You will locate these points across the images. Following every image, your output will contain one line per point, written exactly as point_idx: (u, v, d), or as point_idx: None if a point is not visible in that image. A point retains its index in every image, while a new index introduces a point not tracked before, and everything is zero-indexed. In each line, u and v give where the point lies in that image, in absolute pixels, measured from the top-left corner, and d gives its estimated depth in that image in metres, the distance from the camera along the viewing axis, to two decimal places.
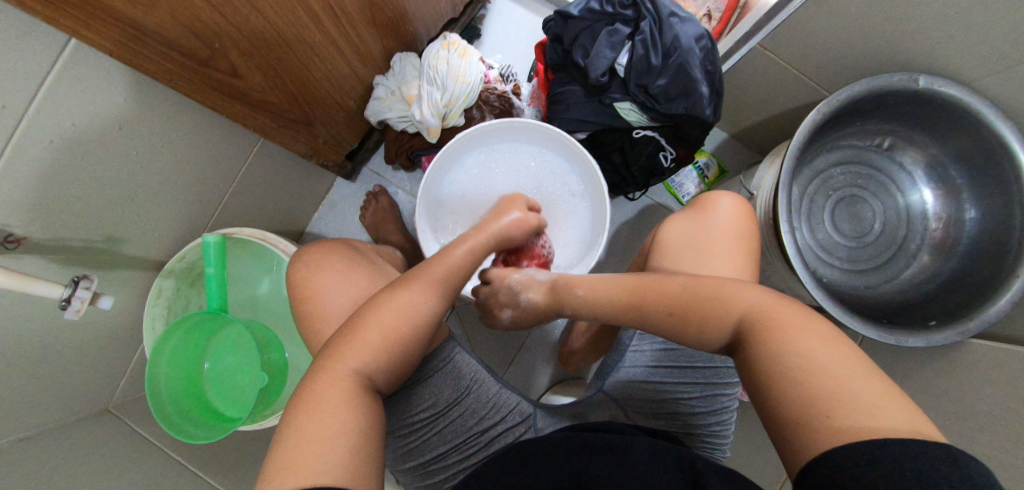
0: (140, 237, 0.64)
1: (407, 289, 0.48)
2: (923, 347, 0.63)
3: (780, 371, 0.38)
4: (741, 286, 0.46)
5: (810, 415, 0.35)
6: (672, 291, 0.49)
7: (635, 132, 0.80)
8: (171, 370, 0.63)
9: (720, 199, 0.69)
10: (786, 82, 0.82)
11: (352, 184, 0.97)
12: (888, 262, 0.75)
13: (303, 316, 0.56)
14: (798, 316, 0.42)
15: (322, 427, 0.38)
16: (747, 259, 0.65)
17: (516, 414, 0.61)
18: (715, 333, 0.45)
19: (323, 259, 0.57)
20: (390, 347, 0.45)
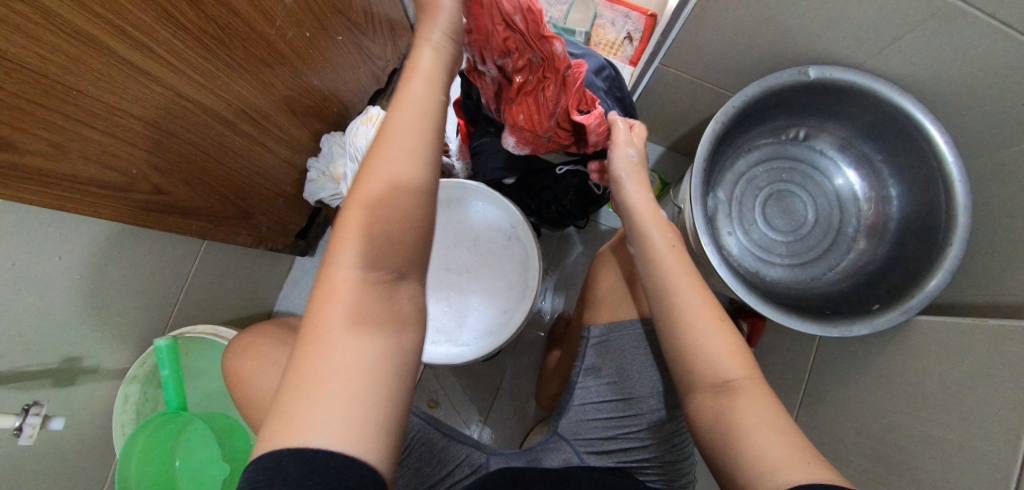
0: (99, 350, 0.69)
1: (388, 152, 0.41)
2: (868, 333, 0.61)
3: (731, 425, 0.45)
4: (736, 351, 0.48)
5: (751, 463, 0.42)
6: (703, 314, 0.49)
7: (558, 170, 0.80)
8: (140, 477, 0.66)
9: None
10: (698, 94, 0.84)
11: (312, 258, 1.03)
12: (828, 250, 0.75)
13: (245, 402, 0.60)
14: (761, 394, 0.46)
15: (332, 364, 0.37)
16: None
17: (466, 468, 0.62)
18: (689, 376, 0.49)
19: (259, 346, 0.61)
20: (382, 236, 0.40)
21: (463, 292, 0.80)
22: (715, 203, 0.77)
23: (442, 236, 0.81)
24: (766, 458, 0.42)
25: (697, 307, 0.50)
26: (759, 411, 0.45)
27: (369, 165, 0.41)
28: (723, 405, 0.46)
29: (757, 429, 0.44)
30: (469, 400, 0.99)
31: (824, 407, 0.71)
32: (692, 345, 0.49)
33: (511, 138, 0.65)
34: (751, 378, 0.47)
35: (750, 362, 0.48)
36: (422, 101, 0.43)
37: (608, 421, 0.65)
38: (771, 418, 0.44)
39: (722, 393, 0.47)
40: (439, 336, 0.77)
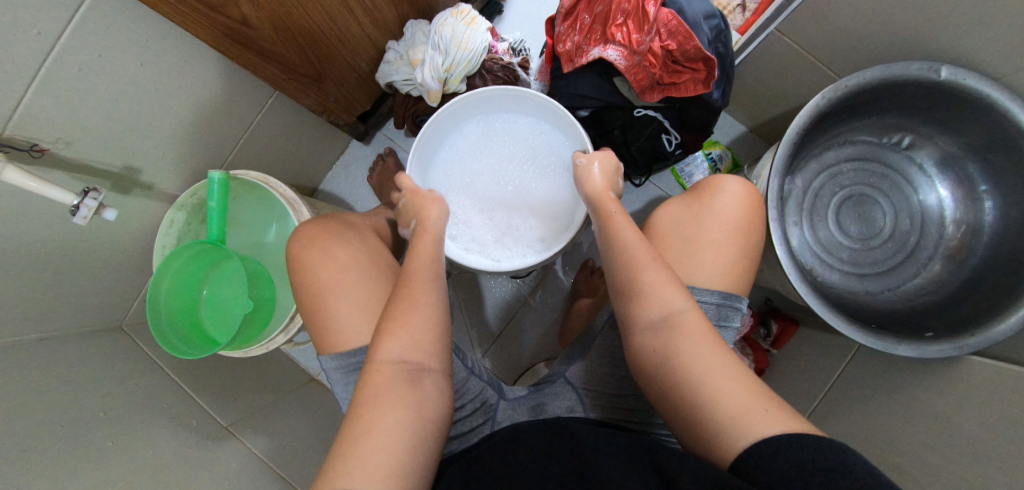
0: (156, 172, 0.71)
1: (426, 277, 0.57)
2: (916, 356, 0.58)
3: (694, 377, 0.47)
4: (679, 289, 0.52)
5: (722, 418, 0.44)
6: (641, 253, 0.55)
7: (636, 111, 0.77)
8: (171, 295, 0.70)
9: (723, 186, 0.63)
10: (805, 73, 0.78)
11: (366, 147, 1.03)
12: (893, 269, 0.70)
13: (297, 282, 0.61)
14: (704, 331, 0.50)
15: (386, 428, 0.46)
16: (743, 263, 0.59)
17: (478, 410, 0.63)
18: (632, 314, 0.54)
19: (326, 245, 0.62)
20: (418, 336, 0.52)
21: (509, 210, 0.79)
22: (790, 187, 0.72)
23: (502, 151, 0.81)
24: (720, 406, 0.44)
25: (635, 252, 0.55)
26: (702, 345, 0.49)
27: (410, 298, 0.55)
28: (670, 341, 0.50)
29: (718, 379, 0.46)
30: (479, 325, 1.01)
31: (835, 426, 0.69)
32: (637, 294, 0.54)
33: (610, 49, 0.70)
34: (689, 310, 0.51)
35: (687, 294, 0.52)
36: (431, 244, 0.62)
37: (622, 379, 0.64)
38: (711, 351, 0.48)
39: (668, 331, 0.50)
40: (473, 246, 0.77)
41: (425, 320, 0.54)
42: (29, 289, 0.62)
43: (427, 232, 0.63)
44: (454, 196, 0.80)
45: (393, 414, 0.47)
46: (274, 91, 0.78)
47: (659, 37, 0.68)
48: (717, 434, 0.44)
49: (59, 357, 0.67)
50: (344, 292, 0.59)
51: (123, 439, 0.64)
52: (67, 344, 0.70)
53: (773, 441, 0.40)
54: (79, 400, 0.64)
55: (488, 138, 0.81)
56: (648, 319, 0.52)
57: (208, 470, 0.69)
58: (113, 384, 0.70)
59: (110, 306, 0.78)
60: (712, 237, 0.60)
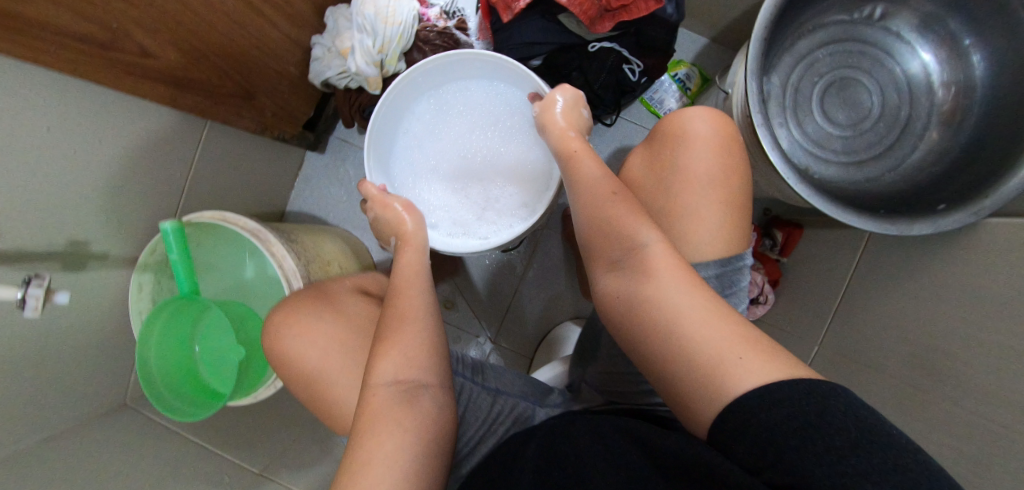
0: (106, 238, 0.66)
1: (414, 292, 0.59)
2: (933, 231, 0.55)
3: (669, 318, 0.43)
4: (648, 223, 0.48)
5: (702, 368, 0.39)
6: (604, 193, 0.51)
7: (591, 46, 0.73)
8: (162, 362, 0.66)
9: (691, 122, 0.54)
10: None
11: (322, 156, 0.97)
12: (890, 147, 0.67)
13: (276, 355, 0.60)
14: (676, 267, 0.45)
15: (384, 453, 0.45)
16: (730, 216, 0.52)
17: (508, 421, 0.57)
18: (602, 258, 0.50)
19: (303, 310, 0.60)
20: (417, 353, 0.53)
21: (483, 183, 0.75)
22: (768, 89, 0.68)
23: (460, 124, 0.76)
24: (693, 356, 0.40)
25: (596, 191, 0.52)
26: (673, 287, 0.44)
27: (402, 320, 0.55)
28: (639, 282, 0.46)
29: (696, 321, 0.41)
30: (487, 307, 0.98)
31: (864, 320, 0.67)
32: (601, 235, 0.50)
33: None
34: (658, 245, 0.46)
35: (653, 227, 0.48)
36: (414, 258, 0.64)
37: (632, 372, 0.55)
38: (684, 294, 0.43)
39: (635, 272, 0.46)
40: (457, 229, 0.74)
41: (417, 336, 0.54)
42: (11, 392, 0.58)
43: (408, 245, 0.64)
44: (423, 184, 0.76)
45: (386, 440, 0.46)
46: (206, 121, 0.72)
47: None
48: (690, 392, 0.40)
49: (67, 452, 0.63)
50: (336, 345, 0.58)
51: None
52: (70, 436, 0.66)
53: (754, 397, 0.36)
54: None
55: (443, 113, 0.77)
56: (616, 260, 0.48)
57: None
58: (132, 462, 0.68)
59: (105, 387, 0.74)
60: (684, 202, 0.52)
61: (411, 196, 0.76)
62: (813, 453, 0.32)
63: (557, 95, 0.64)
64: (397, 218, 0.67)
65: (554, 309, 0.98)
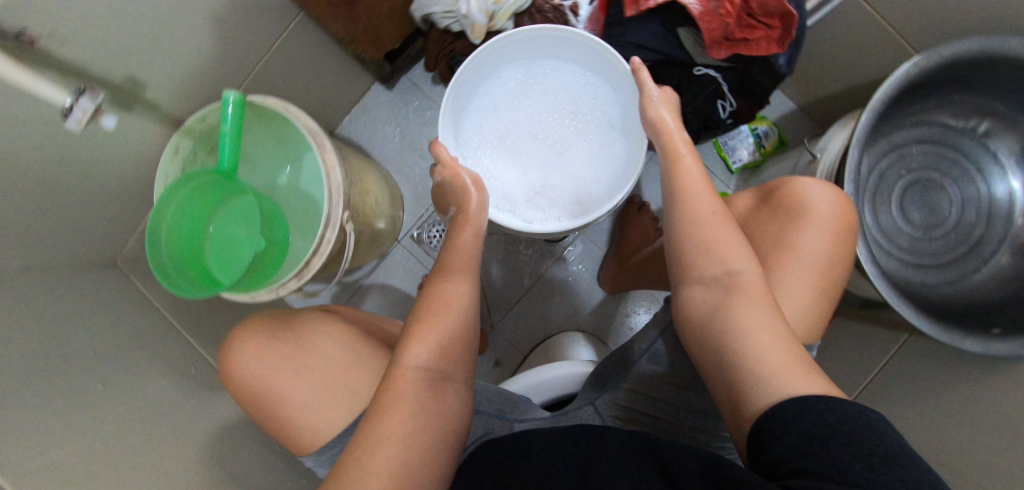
0: (161, 91, 0.63)
1: (453, 283, 0.61)
2: (984, 352, 0.54)
3: (744, 332, 0.45)
4: (742, 248, 0.50)
5: (763, 381, 0.42)
6: (702, 209, 0.53)
7: (696, 70, 0.71)
8: (172, 229, 0.64)
9: (809, 191, 0.53)
10: (877, 44, 0.72)
11: (387, 92, 0.95)
12: (955, 260, 0.66)
13: (241, 384, 0.64)
14: (762, 293, 0.47)
15: (394, 431, 0.49)
16: (819, 305, 0.51)
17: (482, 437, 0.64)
18: (688, 271, 0.53)
19: (289, 342, 0.66)
20: (445, 344, 0.57)
21: (546, 168, 0.73)
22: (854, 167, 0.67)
23: (541, 104, 0.75)
24: (755, 369, 0.43)
25: (696, 205, 0.54)
26: (758, 314, 0.46)
27: (438, 310, 0.59)
28: (724, 297, 0.48)
29: (767, 339, 0.44)
30: (497, 293, 0.96)
31: None
32: (692, 251, 0.52)
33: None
34: (748, 272, 0.49)
35: (749, 255, 0.50)
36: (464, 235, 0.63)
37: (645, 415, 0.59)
38: (766, 320, 0.45)
39: (725, 291, 0.49)
40: (504, 204, 0.72)
41: (450, 329, 0.58)
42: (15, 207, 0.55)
43: (468, 224, 0.63)
44: (484, 147, 0.74)
45: (402, 422, 0.50)
46: (298, 12, 0.71)
47: None
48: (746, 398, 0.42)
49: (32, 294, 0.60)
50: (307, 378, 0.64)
51: (109, 383, 0.62)
52: (52, 276, 0.66)
53: (806, 398, 0.38)
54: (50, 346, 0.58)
55: (527, 87, 0.75)
56: (705, 272, 0.51)
57: (196, 422, 0.69)
58: (100, 326, 0.67)
59: (101, 240, 0.73)
60: (779, 277, 0.51)
61: (467, 156, 0.73)
62: (846, 450, 0.33)
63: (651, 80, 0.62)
64: (463, 191, 0.64)
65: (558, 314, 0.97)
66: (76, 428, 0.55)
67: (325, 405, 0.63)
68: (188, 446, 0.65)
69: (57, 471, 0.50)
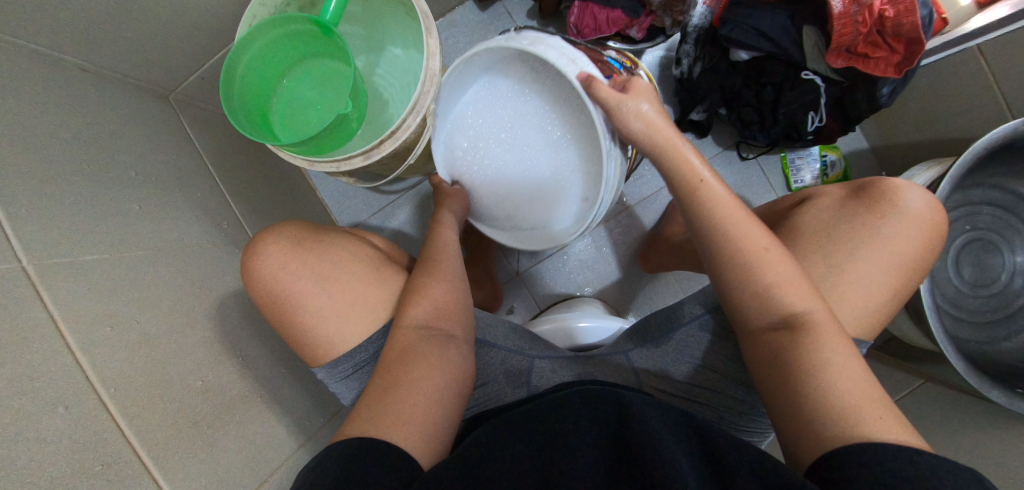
0: None
1: (447, 259, 0.63)
2: (1007, 403, 0.57)
3: (822, 371, 0.44)
4: (808, 287, 0.49)
5: (837, 422, 0.42)
6: (761, 245, 0.50)
7: (804, 74, 0.71)
8: (248, 69, 0.60)
9: (909, 195, 0.54)
10: (976, 100, 0.74)
11: (479, 12, 0.92)
12: (996, 322, 0.71)
13: (255, 284, 0.58)
14: (834, 333, 0.46)
15: (412, 386, 0.49)
16: (888, 307, 0.53)
17: (505, 380, 0.63)
18: (745, 309, 0.51)
19: (315, 246, 0.61)
20: (439, 306, 0.58)
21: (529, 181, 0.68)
22: None
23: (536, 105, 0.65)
24: (825, 405, 0.43)
25: (748, 244, 0.50)
26: (838, 349, 0.45)
27: (433, 278, 0.60)
28: (795, 337, 0.47)
29: (841, 376, 0.44)
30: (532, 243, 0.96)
31: None
32: (749, 295, 0.50)
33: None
34: (817, 311, 0.48)
35: (814, 293, 0.49)
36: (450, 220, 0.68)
37: (684, 381, 0.61)
38: (841, 360, 0.45)
39: (795, 333, 0.47)
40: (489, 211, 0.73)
41: (446, 292, 0.59)
42: None
43: (445, 224, 0.67)
44: (471, 151, 0.70)
45: (424, 375, 0.50)
46: None
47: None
48: (819, 435, 0.42)
49: (72, 89, 0.56)
50: (329, 285, 0.59)
51: (148, 206, 0.60)
52: (105, 83, 0.62)
53: (888, 448, 0.38)
54: (84, 143, 0.54)
55: (529, 77, 0.63)
56: (772, 310, 0.49)
57: (228, 276, 0.67)
58: (150, 151, 0.64)
59: (163, 66, 0.70)
60: (865, 270, 0.52)
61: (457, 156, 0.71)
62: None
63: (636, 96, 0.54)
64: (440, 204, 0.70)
65: (581, 280, 0.98)
66: (112, 240, 0.53)
67: (344, 314, 0.58)
68: (215, 293, 0.63)
69: (83, 270, 0.48)
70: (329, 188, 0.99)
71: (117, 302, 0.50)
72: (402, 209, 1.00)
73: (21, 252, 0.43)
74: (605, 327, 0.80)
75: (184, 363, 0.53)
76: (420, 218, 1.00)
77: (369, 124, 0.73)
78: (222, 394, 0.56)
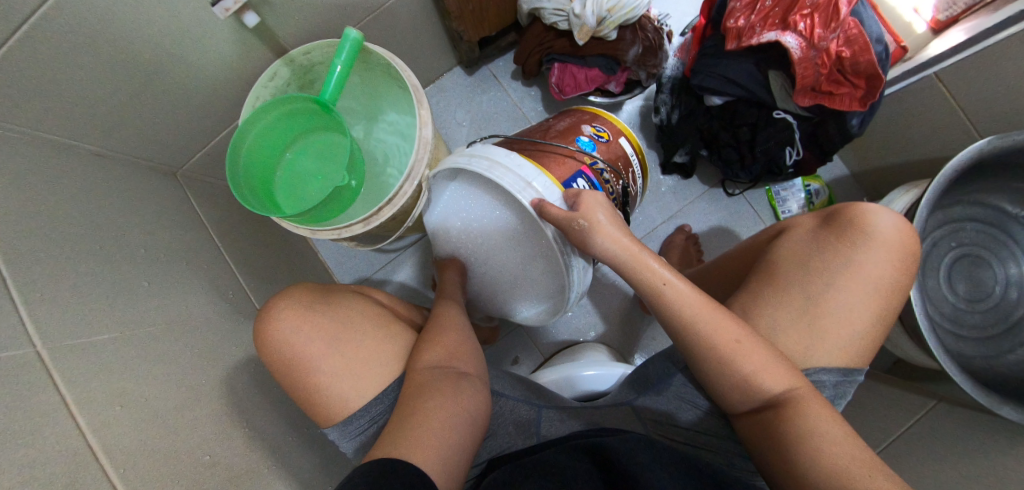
0: (279, 16, 0.66)
1: (453, 318, 0.64)
2: (1021, 419, 0.57)
3: (815, 445, 0.44)
4: (787, 367, 0.49)
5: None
6: (733, 334, 0.50)
7: (776, 113, 0.75)
8: (253, 146, 0.64)
9: (879, 219, 0.56)
10: (940, 125, 0.78)
11: (467, 77, 0.98)
12: (996, 335, 0.72)
13: (269, 351, 0.59)
14: (819, 411, 0.47)
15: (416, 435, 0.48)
16: (871, 334, 0.54)
17: (515, 431, 0.61)
18: (727, 394, 0.51)
19: (324, 309, 0.61)
20: (450, 358, 0.58)
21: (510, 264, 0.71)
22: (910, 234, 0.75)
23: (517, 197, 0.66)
24: (829, 477, 0.42)
25: (722, 337, 0.50)
26: (825, 424, 0.46)
27: (441, 335, 0.61)
28: (784, 422, 0.47)
29: (826, 449, 0.44)
30: None
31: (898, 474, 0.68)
32: (731, 385, 0.50)
33: (789, 36, 0.68)
34: (797, 390, 0.48)
35: (788, 375, 0.49)
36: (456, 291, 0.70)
37: (692, 427, 0.60)
38: (827, 432, 0.45)
39: (778, 419, 0.47)
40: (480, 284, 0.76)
41: (459, 343, 0.61)
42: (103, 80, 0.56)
43: (446, 294, 0.69)
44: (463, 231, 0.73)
45: (438, 413, 0.50)
46: None
47: (830, 38, 0.67)
48: None
49: (85, 177, 0.60)
50: (338, 348, 0.59)
51: (156, 281, 0.62)
52: (117, 168, 0.66)
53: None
54: (97, 225, 0.57)
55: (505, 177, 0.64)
56: (756, 397, 0.49)
57: (233, 345, 0.68)
58: (159, 229, 0.67)
59: (171, 148, 0.74)
60: (844, 299, 0.54)
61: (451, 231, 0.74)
62: None
63: (586, 208, 0.54)
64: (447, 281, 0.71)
65: (585, 324, 0.98)
66: (123, 317, 0.54)
67: (354, 377, 0.59)
68: (221, 363, 0.64)
69: (95, 348, 0.49)
70: (330, 250, 1.02)
71: (126, 377, 0.50)
72: (403, 265, 1.02)
73: (35, 336, 0.44)
74: (610, 373, 0.79)
75: (193, 436, 0.53)
76: (421, 274, 1.02)
77: (369, 190, 0.76)
78: (231, 465, 0.56)
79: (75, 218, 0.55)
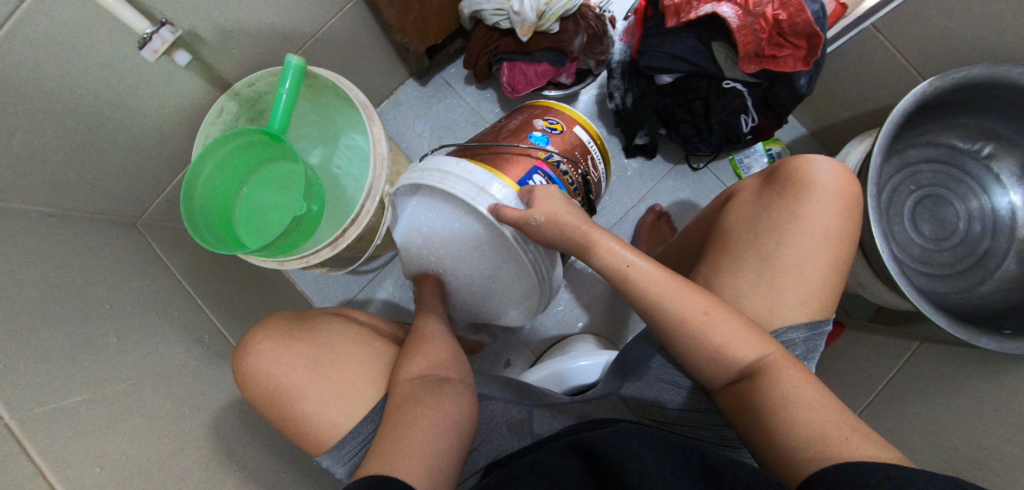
0: (216, 50, 0.66)
1: (431, 329, 0.64)
2: (998, 348, 0.59)
3: (790, 407, 0.45)
4: (754, 331, 0.50)
5: (812, 454, 0.41)
6: (699, 307, 0.51)
7: (726, 84, 0.76)
8: (206, 185, 0.63)
9: (819, 167, 0.57)
10: (885, 72, 0.80)
11: (420, 88, 0.98)
12: (967, 269, 0.74)
13: (248, 388, 0.58)
14: (790, 371, 0.47)
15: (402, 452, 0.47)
16: (830, 282, 0.54)
17: (508, 432, 0.60)
18: (703, 366, 0.51)
19: (300, 337, 0.61)
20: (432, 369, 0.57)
21: None
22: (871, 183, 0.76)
23: None
24: (807, 435, 0.42)
25: (688, 311, 0.51)
26: (797, 383, 0.46)
27: (419, 346, 0.60)
28: (760, 387, 0.47)
29: (799, 410, 0.44)
30: None
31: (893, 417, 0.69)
32: (705, 357, 0.51)
33: (725, 6, 0.69)
34: (768, 353, 0.48)
35: (758, 338, 0.49)
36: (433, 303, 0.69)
37: (677, 407, 0.60)
38: (801, 392, 0.45)
39: (754, 385, 0.48)
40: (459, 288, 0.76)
41: (437, 354, 0.60)
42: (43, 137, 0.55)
43: (423, 307, 0.68)
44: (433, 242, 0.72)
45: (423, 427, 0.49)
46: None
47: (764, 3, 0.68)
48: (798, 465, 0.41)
49: (39, 236, 0.58)
50: (318, 375, 0.58)
51: (126, 334, 0.60)
52: (72, 224, 0.64)
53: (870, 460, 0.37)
54: (56, 283, 0.56)
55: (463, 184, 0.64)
56: (731, 366, 0.49)
57: (213, 389, 0.67)
58: (123, 281, 0.65)
59: (126, 197, 0.73)
60: (797, 253, 0.54)
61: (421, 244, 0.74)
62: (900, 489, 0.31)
63: (539, 204, 0.55)
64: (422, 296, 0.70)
65: (572, 317, 0.98)
66: (95, 374, 0.53)
67: (338, 401, 0.58)
68: (203, 409, 0.62)
69: (68, 408, 0.48)
70: (307, 279, 1.00)
71: (104, 433, 0.49)
72: (382, 285, 1.01)
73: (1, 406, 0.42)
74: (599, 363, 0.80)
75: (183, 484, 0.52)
76: (400, 291, 1.01)
77: (334, 213, 0.76)
78: None
79: (32, 278, 0.53)
